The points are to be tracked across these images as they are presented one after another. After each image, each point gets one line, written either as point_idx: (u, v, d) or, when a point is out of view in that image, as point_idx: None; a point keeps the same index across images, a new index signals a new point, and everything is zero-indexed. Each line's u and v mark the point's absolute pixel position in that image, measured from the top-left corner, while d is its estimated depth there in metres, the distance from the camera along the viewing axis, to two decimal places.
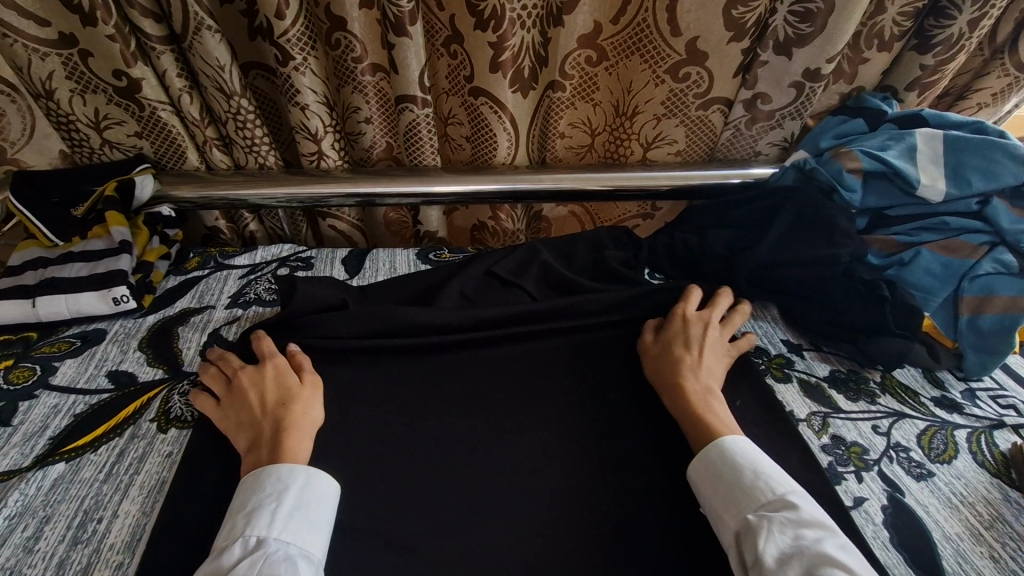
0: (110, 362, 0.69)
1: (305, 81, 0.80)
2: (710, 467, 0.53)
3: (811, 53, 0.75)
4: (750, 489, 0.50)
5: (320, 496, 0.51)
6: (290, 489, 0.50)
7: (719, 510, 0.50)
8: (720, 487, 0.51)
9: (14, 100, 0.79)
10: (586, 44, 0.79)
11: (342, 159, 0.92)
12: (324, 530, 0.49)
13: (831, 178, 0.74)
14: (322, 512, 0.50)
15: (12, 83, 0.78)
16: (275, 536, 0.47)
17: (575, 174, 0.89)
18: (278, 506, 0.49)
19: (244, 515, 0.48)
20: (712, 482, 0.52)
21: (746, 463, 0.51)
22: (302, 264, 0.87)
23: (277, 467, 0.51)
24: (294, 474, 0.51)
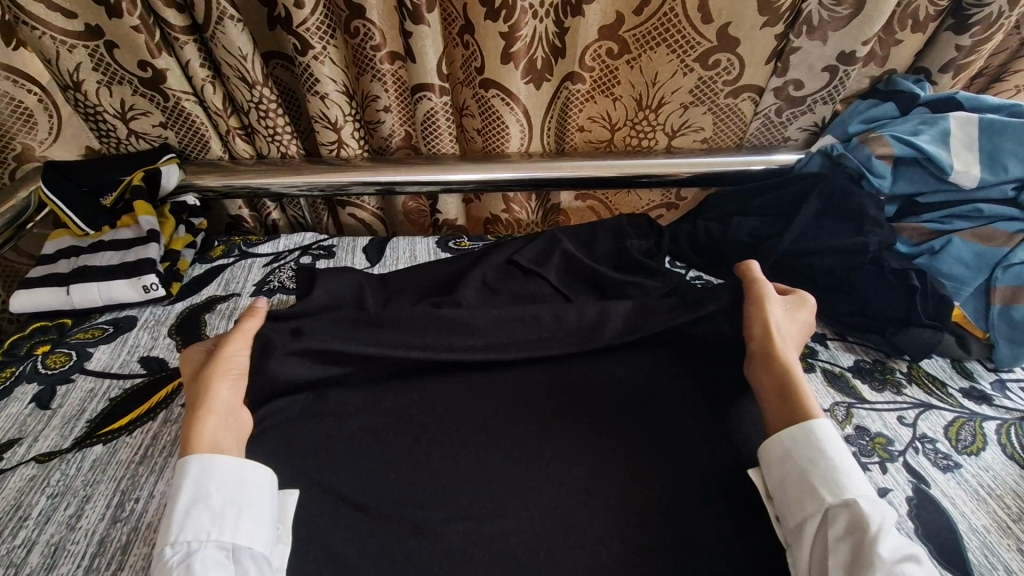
0: (141, 348, 0.71)
1: (324, 69, 0.80)
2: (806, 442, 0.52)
3: (846, 36, 0.73)
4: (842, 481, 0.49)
5: (216, 483, 0.50)
6: (181, 489, 0.49)
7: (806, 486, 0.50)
8: (817, 461, 0.51)
9: (41, 98, 0.81)
10: (607, 36, 0.78)
11: (361, 147, 0.92)
12: (230, 514, 0.48)
13: (859, 164, 0.73)
14: (242, 497, 0.50)
15: (39, 82, 0.80)
16: (174, 539, 0.47)
17: (595, 161, 0.88)
18: (177, 507, 0.48)
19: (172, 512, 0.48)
20: (807, 456, 0.52)
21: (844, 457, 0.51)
22: (324, 253, 0.88)
23: (176, 469, 0.51)
24: (189, 470, 0.50)
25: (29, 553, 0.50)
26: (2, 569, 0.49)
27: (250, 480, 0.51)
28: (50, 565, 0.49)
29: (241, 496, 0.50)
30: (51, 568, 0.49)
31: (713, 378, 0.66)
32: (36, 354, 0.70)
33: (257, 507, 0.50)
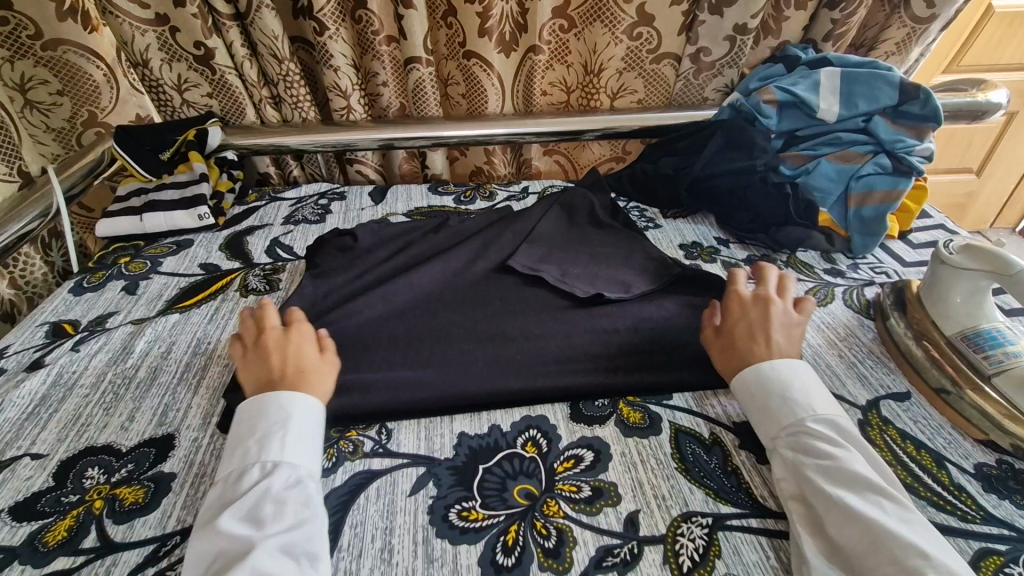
0: (200, 257, 0.92)
1: (336, 47, 1.02)
2: (754, 386, 0.58)
3: (739, 11, 0.94)
4: (788, 409, 0.55)
5: (294, 413, 0.56)
6: (277, 419, 0.55)
7: (759, 423, 0.57)
8: (762, 400, 0.58)
9: (101, 65, 0.98)
10: (559, 14, 0.99)
11: (365, 113, 1.14)
12: (313, 437, 0.56)
13: (752, 109, 0.94)
14: (313, 433, 0.56)
15: (99, 52, 0.97)
16: (274, 458, 0.52)
17: (555, 119, 1.09)
18: (275, 433, 0.54)
19: (260, 441, 0.54)
20: (755, 399, 0.58)
21: (784, 384, 0.57)
22: (338, 197, 1.10)
23: (259, 409, 0.56)
24: (277, 406, 0.56)
25: (138, 371, 0.70)
26: (119, 379, 0.69)
27: (315, 417, 0.57)
28: (153, 377, 0.70)
29: (317, 424, 0.57)
30: (154, 378, 0.69)
31: None
32: (120, 264, 0.91)
33: (315, 438, 0.56)
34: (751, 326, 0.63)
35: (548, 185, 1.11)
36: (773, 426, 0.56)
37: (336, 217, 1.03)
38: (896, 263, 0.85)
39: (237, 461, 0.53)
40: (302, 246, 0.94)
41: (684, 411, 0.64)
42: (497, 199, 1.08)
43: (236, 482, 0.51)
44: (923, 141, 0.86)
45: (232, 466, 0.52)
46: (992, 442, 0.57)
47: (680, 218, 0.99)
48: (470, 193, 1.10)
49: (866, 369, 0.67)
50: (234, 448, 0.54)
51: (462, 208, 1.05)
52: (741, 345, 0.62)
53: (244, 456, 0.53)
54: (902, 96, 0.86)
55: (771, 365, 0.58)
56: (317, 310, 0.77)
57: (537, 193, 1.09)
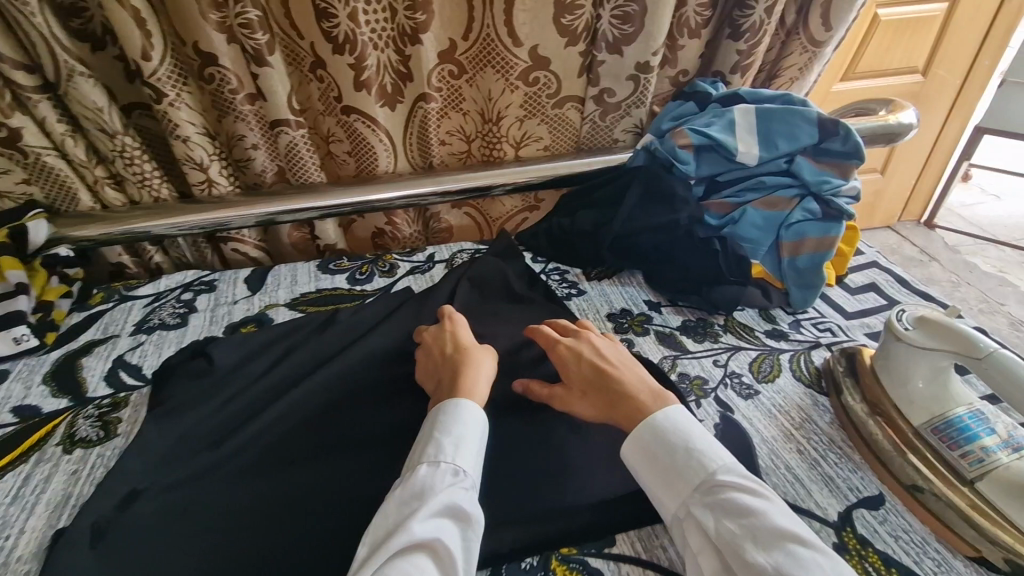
0: (14, 398, 0.72)
1: (181, 115, 0.84)
2: (645, 452, 0.54)
3: (638, 49, 0.85)
4: (685, 470, 0.51)
5: (460, 419, 0.57)
6: (453, 423, 0.56)
7: (659, 492, 0.52)
8: (656, 469, 0.53)
9: None
10: (446, 59, 0.87)
11: (233, 184, 0.96)
12: (467, 452, 0.54)
13: (668, 154, 0.85)
14: (474, 437, 0.56)
15: None
16: (446, 459, 0.53)
17: (455, 176, 0.96)
18: (445, 437, 0.55)
19: (433, 443, 0.54)
20: (649, 470, 0.53)
21: (678, 442, 0.53)
22: (206, 288, 0.91)
23: (436, 409, 0.58)
24: (452, 412, 0.57)
25: None
26: None
27: (476, 423, 0.57)
28: None
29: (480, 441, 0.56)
30: None
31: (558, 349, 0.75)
32: None
33: (477, 444, 0.56)
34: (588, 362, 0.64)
35: (457, 248, 0.98)
36: (673, 493, 0.51)
37: (202, 317, 0.85)
38: (838, 315, 0.78)
39: (413, 458, 0.54)
40: (152, 365, 0.76)
41: (632, 562, 0.53)
42: (398, 273, 0.93)
43: (404, 482, 0.52)
44: (848, 181, 0.79)
45: (408, 462, 0.54)
46: (984, 559, 0.49)
47: (604, 279, 0.88)
48: (367, 266, 0.94)
49: (830, 468, 0.58)
50: (410, 451, 0.56)
51: (357, 289, 0.89)
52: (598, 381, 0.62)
53: (419, 454, 0.54)
54: (821, 133, 0.79)
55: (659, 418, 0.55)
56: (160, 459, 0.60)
57: (444, 260, 0.95)
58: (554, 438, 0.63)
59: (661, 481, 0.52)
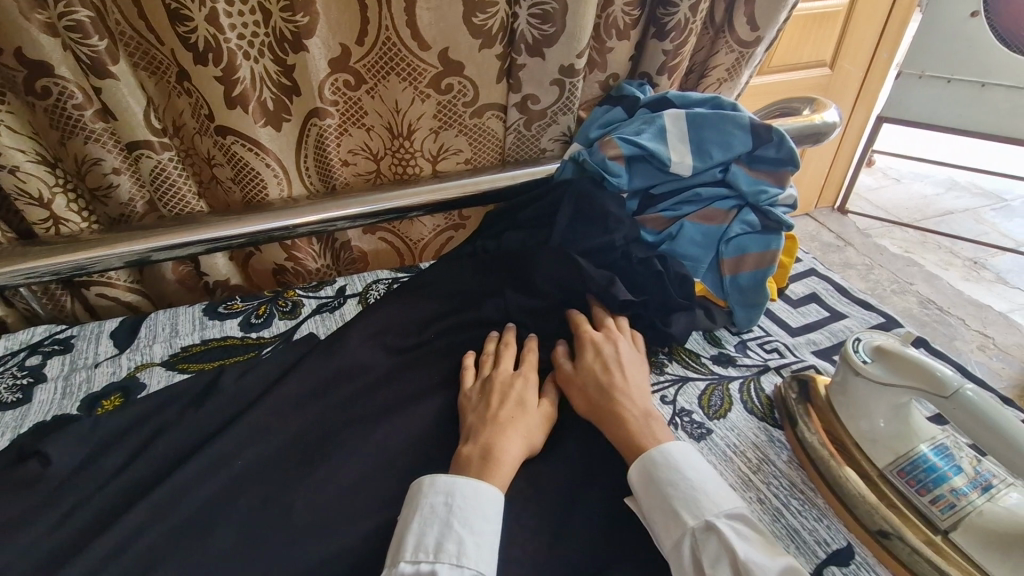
0: None
1: (2, 139, 0.68)
2: (653, 481, 0.53)
3: (561, 51, 0.76)
4: (692, 498, 0.51)
5: (479, 505, 0.52)
6: (469, 507, 0.52)
7: (663, 517, 0.51)
8: (670, 494, 0.52)
9: None
10: (339, 68, 0.75)
11: (87, 219, 0.79)
12: (487, 550, 0.50)
13: (597, 166, 0.77)
14: (491, 528, 0.51)
15: None
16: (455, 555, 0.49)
17: (363, 197, 0.84)
18: (458, 523, 0.51)
19: (445, 526, 0.51)
20: (658, 498, 0.52)
21: (689, 471, 0.53)
22: (60, 348, 0.74)
23: (450, 480, 0.54)
24: (469, 491, 0.53)
25: None
26: None
27: (493, 510, 0.53)
28: None
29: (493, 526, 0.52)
30: None
31: None
32: None
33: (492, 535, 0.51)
34: (605, 366, 0.65)
35: (371, 278, 0.86)
36: (688, 515, 0.51)
37: (50, 388, 0.69)
38: (784, 333, 0.75)
39: (423, 535, 0.50)
40: None
41: None
42: (302, 313, 0.80)
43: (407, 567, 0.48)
44: (784, 189, 0.75)
45: (418, 538, 0.50)
46: None
47: None
48: (264, 307, 0.80)
49: (794, 519, 0.53)
50: (420, 523, 0.51)
51: (252, 336, 0.76)
52: (602, 388, 0.63)
53: (431, 533, 0.50)
54: (754, 141, 0.74)
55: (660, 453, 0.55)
56: None
57: (357, 293, 0.83)
58: None
59: (667, 504, 0.51)
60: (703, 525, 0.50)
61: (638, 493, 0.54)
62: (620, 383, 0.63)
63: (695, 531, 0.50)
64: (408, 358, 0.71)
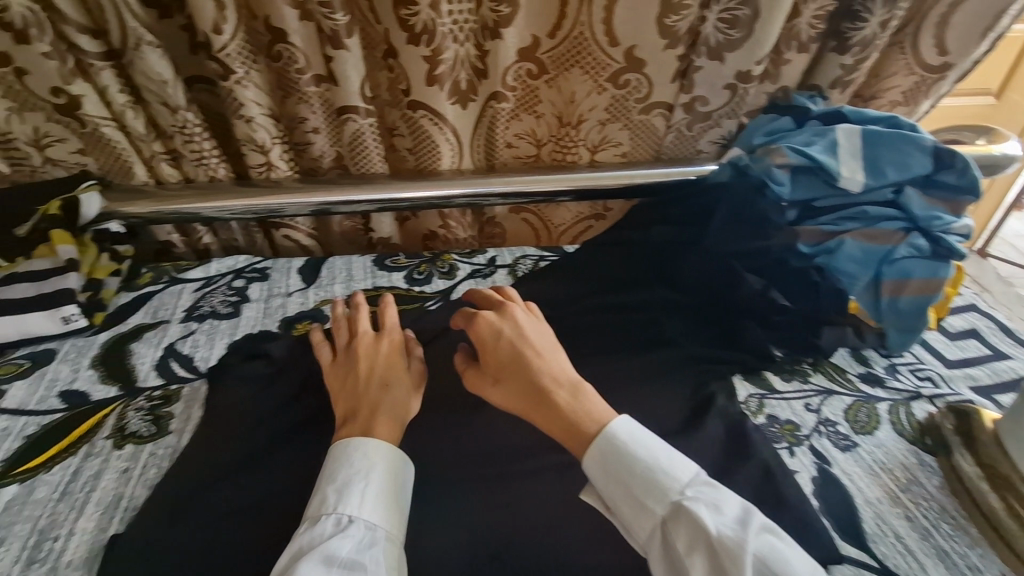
0: (62, 382, 0.69)
1: (248, 94, 0.80)
2: (616, 462, 0.50)
3: (742, 56, 0.79)
4: (652, 483, 0.48)
5: (369, 467, 0.51)
6: (350, 472, 0.51)
7: (624, 506, 0.49)
8: (622, 474, 0.49)
9: None
10: (526, 58, 0.81)
11: (291, 168, 0.91)
12: (377, 502, 0.50)
13: (762, 173, 0.79)
14: (388, 484, 0.51)
15: None
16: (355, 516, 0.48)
17: (524, 178, 0.91)
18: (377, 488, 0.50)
19: (334, 491, 0.49)
20: (618, 479, 0.49)
21: (638, 449, 0.50)
22: (258, 276, 0.87)
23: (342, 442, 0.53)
24: (349, 448, 0.53)
25: None
26: None
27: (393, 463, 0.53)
28: None
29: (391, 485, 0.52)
30: None
31: (633, 376, 0.70)
32: None
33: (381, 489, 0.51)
34: (509, 343, 0.59)
35: (519, 253, 0.92)
36: (652, 501, 0.47)
37: (255, 307, 0.81)
38: (938, 363, 0.74)
39: (311, 507, 0.49)
40: (203, 356, 0.73)
41: None
42: (458, 275, 0.88)
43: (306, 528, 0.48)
44: (961, 219, 0.73)
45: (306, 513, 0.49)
46: None
47: None
48: (425, 266, 0.89)
49: (944, 541, 0.55)
50: (312, 495, 0.51)
51: (416, 290, 0.85)
52: (517, 364, 0.57)
53: (319, 503, 0.49)
54: (936, 164, 0.73)
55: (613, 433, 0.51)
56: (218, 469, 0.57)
57: (506, 265, 0.90)
58: None
59: (626, 492, 0.48)
60: (671, 513, 0.46)
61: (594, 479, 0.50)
62: (534, 356, 0.57)
63: (665, 519, 0.46)
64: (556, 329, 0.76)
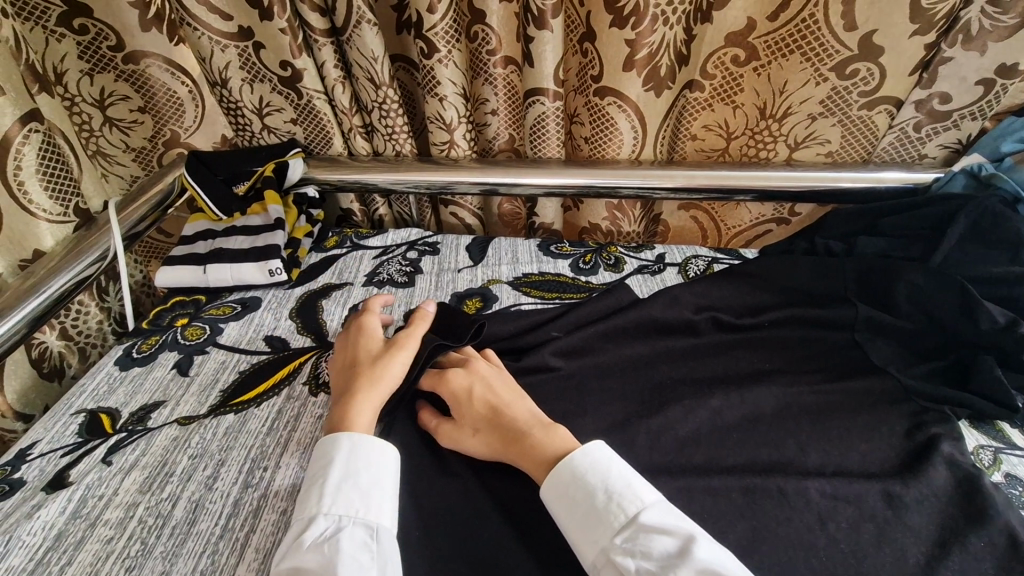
0: (266, 327, 0.77)
1: (446, 72, 0.82)
2: (563, 500, 0.50)
3: (1009, 47, 0.68)
4: (601, 514, 0.47)
5: (324, 459, 0.53)
6: (331, 466, 0.52)
7: (579, 536, 0.48)
8: (576, 512, 0.48)
9: (193, 91, 0.87)
10: (734, 43, 0.76)
11: (470, 148, 0.94)
12: (352, 493, 0.50)
13: (1017, 186, 0.67)
14: (363, 472, 0.51)
15: (194, 75, 0.87)
16: (325, 511, 0.49)
17: (706, 172, 0.85)
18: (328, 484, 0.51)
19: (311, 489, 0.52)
20: (567, 515, 0.49)
21: (596, 482, 0.49)
22: (430, 249, 0.90)
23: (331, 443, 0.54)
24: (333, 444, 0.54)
25: (176, 507, 0.55)
26: (152, 519, 0.55)
27: (349, 450, 0.53)
28: (192, 519, 0.54)
29: (381, 480, 0.51)
30: (193, 523, 0.54)
31: (832, 403, 0.62)
32: (176, 326, 0.77)
33: (344, 478, 0.51)
34: (482, 402, 0.58)
35: (690, 253, 0.88)
36: (596, 539, 0.47)
37: (428, 279, 0.85)
38: None
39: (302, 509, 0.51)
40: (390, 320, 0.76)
41: None
42: (625, 269, 0.85)
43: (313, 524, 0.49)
44: None
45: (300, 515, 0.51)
46: None
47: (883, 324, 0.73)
48: (590, 256, 0.87)
49: None
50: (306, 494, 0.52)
51: (582, 279, 0.83)
52: (492, 422, 0.57)
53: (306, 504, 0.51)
54: None
55: (570, 473, 0.50)
56: (404, 429, 0.59)
57: (676, 264, 0.86)
58: (841, 520, 0.51)
59: (583, 520, 0.48)
60: (613, 547, 0.45)
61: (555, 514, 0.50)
62: (508, 415, 0.57)
63: (605, 553, 0.45)
64: (737, 339, 0.70)
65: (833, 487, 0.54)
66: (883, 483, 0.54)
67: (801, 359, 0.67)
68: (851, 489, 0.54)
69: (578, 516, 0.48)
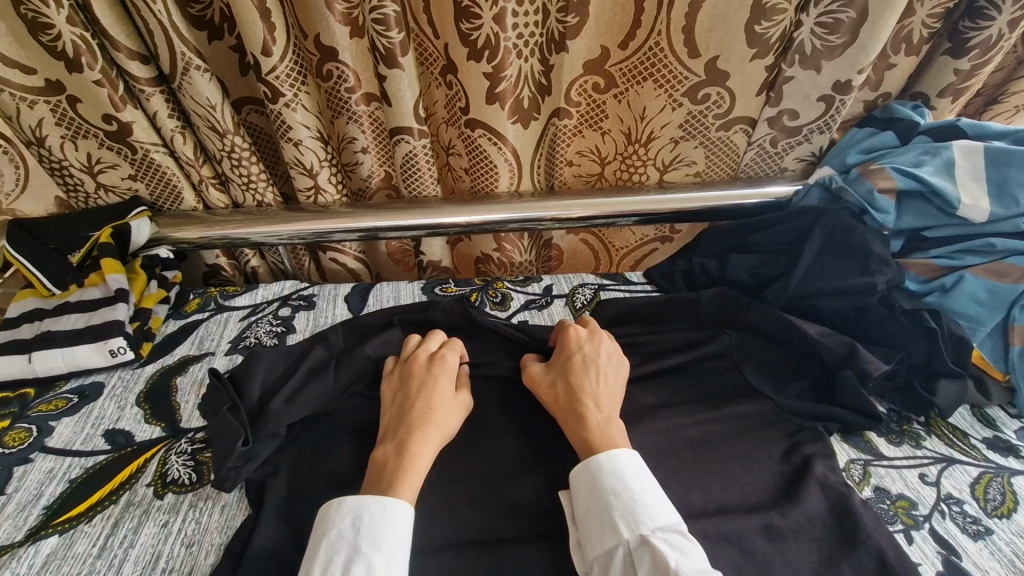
0: (107, 420, 0.67)
1: (296, 116, 0.76)
2: (603, 481, 0.52)
3: (843, 64, 0.70)
4: (647, 509, 0.49)
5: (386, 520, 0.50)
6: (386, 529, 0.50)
7: (611, 521, 0.49)
8: (616, 498, 0.50)
9: (8, 151, 0.77)
10: (592, 70, 0.75)
11: (339, 192, 0.88)
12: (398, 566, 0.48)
13: (860, 199, 0.70)
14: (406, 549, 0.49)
15: (6, 135, 0.76)
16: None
17: (585, 200, 0.84)
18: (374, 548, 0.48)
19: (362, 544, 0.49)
20: (600, 495, 0.51)
21: (649, 487, 0.51)
22: (304, 304, 0.83)
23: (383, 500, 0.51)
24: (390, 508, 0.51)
25: None
26: None
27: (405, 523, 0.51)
28: None
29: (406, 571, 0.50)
30: None
31: (711, 435, 0.61)
32: None
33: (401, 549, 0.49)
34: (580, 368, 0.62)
35: (577, 282, 0.87)
36: (631, 528, 0.49)
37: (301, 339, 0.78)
38: None
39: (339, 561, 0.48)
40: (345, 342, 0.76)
41: None
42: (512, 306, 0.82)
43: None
44: None
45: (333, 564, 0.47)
46: None
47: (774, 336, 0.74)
48: (476, 294, 0.84)
49: None
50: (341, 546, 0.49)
51: None
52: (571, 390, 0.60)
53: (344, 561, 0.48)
54: None
55: (622, 465, 0.52)
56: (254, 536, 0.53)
57: (564, 295, 0.84)
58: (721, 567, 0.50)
59: (623, 511, 0.49)
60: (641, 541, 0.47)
61: (576, 490, 0.53)
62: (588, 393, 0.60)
63: (630, 544, 0.48)
64: None
65: (713, 530, 0.52)
66: (760, 518, 0.53)
67: (683, 389, 0.66)
68: (731, 530, 0.53)
69: (622, 501, 0.50)
